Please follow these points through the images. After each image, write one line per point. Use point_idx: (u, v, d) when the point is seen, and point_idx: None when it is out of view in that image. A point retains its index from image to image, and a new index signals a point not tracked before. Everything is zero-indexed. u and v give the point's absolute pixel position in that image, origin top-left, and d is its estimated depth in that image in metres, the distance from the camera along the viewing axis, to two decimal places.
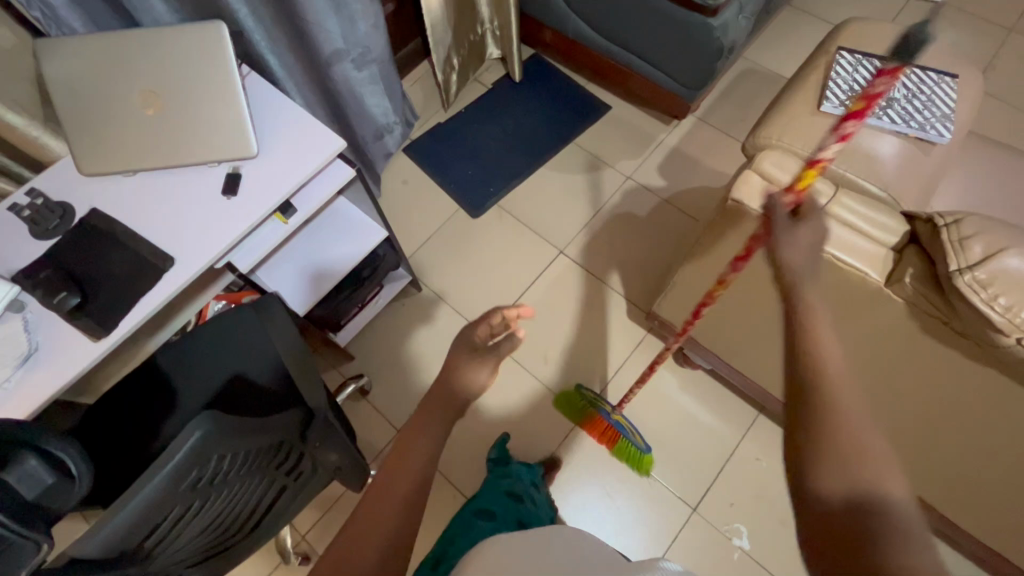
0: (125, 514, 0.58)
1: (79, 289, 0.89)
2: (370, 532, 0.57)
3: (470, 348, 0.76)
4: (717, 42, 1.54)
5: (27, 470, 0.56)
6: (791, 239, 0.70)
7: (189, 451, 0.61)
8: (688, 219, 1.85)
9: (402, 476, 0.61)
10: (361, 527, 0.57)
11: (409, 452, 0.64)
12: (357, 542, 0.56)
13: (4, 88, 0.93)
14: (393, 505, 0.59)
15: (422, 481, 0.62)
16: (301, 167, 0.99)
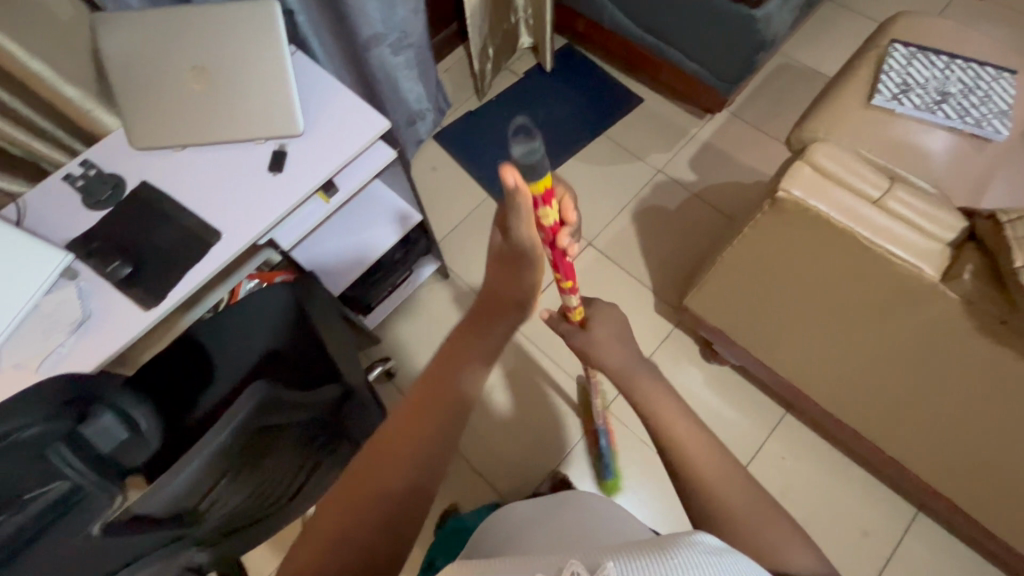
0: (185, 476, 0.59)
1: (131, 260, 0.92)
2: (370, 495, 0.52)
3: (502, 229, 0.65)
4: (759, 35, 1.52)
5: (102, 425, 0.58)
6: (594, 344, 0.72)
7: (246, 415, 0.62)
8: (720, 214, 1.82)
9: (410, 437, 0.56)
10: (360, 489, 0.53)
11: (424, 412, 0.58)
12: (356, 504, 0.51)
13: (63, 61, 0.95)
14: (399, 469, 0.54)
15: (437, 444, 0.56)
16: (346, 147, 1.00)
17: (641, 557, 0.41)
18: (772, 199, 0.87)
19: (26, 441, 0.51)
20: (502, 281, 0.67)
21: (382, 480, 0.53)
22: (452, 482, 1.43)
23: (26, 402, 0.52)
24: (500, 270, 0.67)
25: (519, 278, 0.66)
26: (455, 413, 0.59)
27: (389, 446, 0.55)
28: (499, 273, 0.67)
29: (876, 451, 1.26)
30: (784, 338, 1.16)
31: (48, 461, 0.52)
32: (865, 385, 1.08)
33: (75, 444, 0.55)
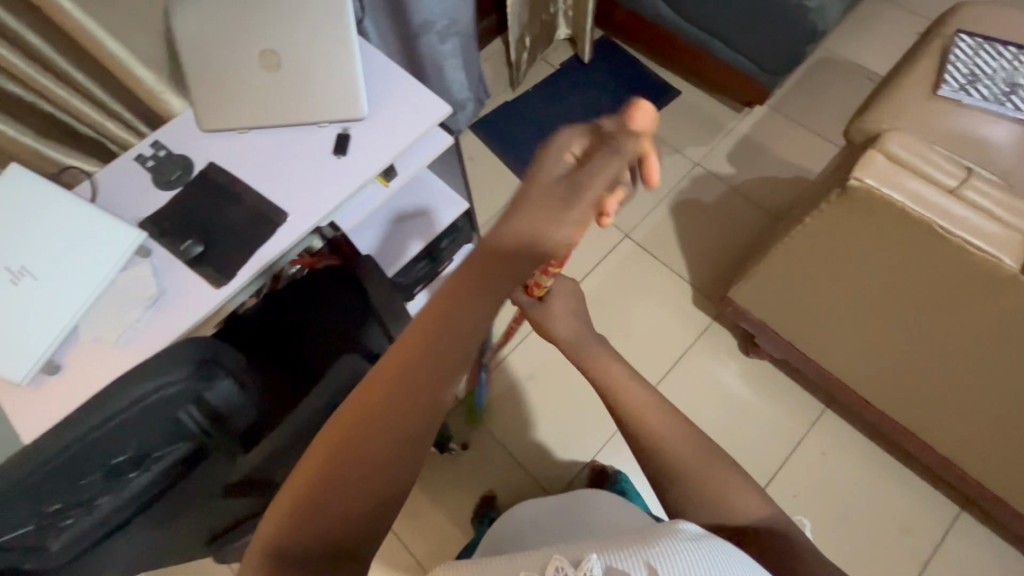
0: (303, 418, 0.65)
1: (202, 238, 0.95)
2: (324, 502, 0.49)
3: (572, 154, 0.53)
4: (809, 25, 1.52)
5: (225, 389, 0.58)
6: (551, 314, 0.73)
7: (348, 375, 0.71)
8: (760, 209, 1.77)
9: (367, 439, 0.49)
10: (314, 493, 0.49)
11: (379, 410, 0.49)
12: (310, 511, 0.48)
13: (137, 43, 0.98)
14: (353, 475, 0.49)
15: (395, 444, 0.50)
16: (409, 131, 1.01)
17: (615, 553, 0.52)
18: (842, 186, 0.87)
19: (162, 403, 0.53)
20: (530, 219, 0.50)
21: (336, 486, 0.49)
22: (490, 467, 1.44)
23: (165, 359, 0.53)
24: (541, 205, 0.50)
25: (549, 218, 0.50)
26: (422, 407, 0.50)
27: (341, 448, 0.49)
28: (518, 211, 0.51)
29: (921, 444, 1.26)
30: (839, 329, 1.15)
31: (180, 422, 0.56)
32: (918, 374, 1.08)
33: (202, 407, 0.57)
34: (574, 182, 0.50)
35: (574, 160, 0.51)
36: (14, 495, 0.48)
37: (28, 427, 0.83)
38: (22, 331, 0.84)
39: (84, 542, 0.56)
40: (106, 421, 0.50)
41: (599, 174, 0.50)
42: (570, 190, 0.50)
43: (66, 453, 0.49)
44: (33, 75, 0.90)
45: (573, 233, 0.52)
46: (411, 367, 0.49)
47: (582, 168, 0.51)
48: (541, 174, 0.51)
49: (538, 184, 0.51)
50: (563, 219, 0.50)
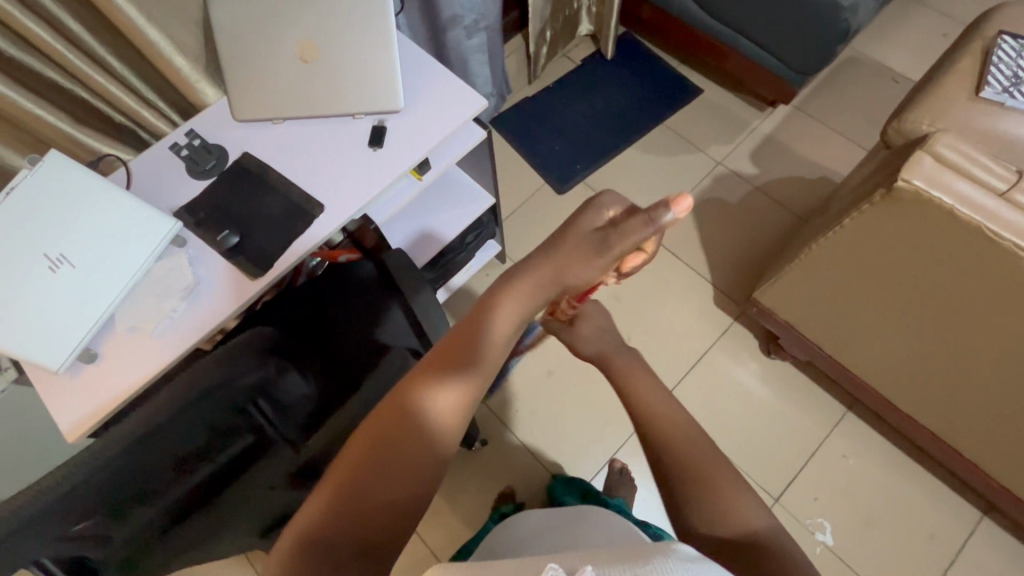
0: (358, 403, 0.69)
1: (238, 228, 0.94)
2: (359, 499, 0.53)
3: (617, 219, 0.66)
4: (842, 24, 1.50)
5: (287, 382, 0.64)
6: (579, 338, 0.75)
7: None
8: (783, 209, 1.76)
9: (400, 440, 0.55)
10: (349, 488, 0.53)
11: (414, 414, 0.57)
12: (346, 504, 0.53)
13: (175, 31, 0.97)
14: (386, 474, 0.54)
15: (424, 448, 0.56)
16: (445, 125, 1.00)
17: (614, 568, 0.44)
18: (887, 188, 0.86)
19: (235, 392, 0.54)
20: (568, 262, 0.65)
21: (370, 483, 0.54)
22: (511, 464, 1.44)
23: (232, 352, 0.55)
24: (578, 251, 0.65)
25: (582, 267, 0.65)
26: (451, 415, 0.58)
27: (378, 446, 0.55)
28: (556, 254, 0.66)
29: (948, 449, 1.25)
30: (872, 331, 1.14)
31: (248, 414, 0.59)
32: (951, 379, 1.07)
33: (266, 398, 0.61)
34: (605, 238, 0.65)
35: (611, 223, 0.66)
36: (82, 497, 0.45)
37: (71, 416, 0.83)
38: (60, 319, 0.84)
39: (146, 537, 0.55)
40: (187, 410, 0.50)
41: (627, 235, 0.64)
42: (601, 243, 0.65)
43: (147, 443, 0.48)
44: (72, 59, 0.90)
45: (594, 274, 0.66)
46: (443, 378, 0.59)
47: (616, 228, 0.65)
48: (578, 229, 0.67)
49: (574, 234, 0.67)
50: (591, 264, 0.65)
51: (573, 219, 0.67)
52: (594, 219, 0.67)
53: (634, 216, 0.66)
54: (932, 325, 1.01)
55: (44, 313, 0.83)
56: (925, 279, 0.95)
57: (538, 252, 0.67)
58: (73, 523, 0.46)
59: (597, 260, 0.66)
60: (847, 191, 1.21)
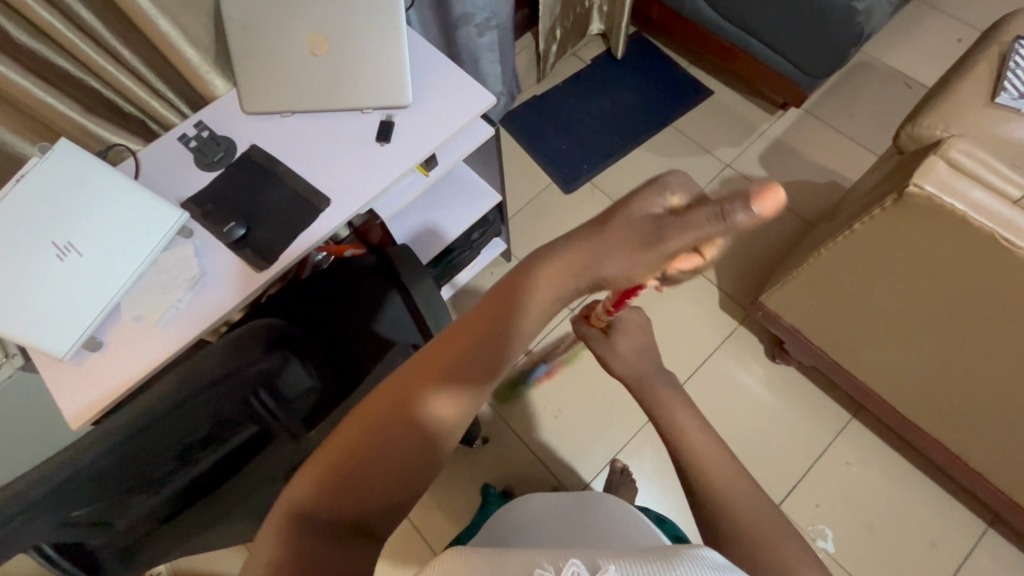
0: None
1: (244, 220, 0.94)
2: (353, 477, 0.51)
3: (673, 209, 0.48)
4: (857, 28, 1.48)
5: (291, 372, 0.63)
6: (614, 352, 0.70)
7: None
8: (790, 213, 1.75)
9: (401, 421, 0.53)
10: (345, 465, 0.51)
11: (419, 395, 0.53)
12: (339, 481, 0.51)
13: (186, 22, 0.98)
14: (383, 455, 0.52)
15: (425, 431, 0.53)
16: (453, 121, 1.00)
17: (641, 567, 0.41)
18: (898, 193, 0.85)
19: (235, 382, 0.52)
20: (607, 252, 0.50)
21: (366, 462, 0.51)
22: (511, 462, 1.43)
23: (237, 343, 0.52)
24: (622, 243, 0.49)
25: (620, 265, 0.50)
26: (456, 401, 0.54)
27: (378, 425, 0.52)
28: (598, 240, 0.51)
29: (953, 458, 1.23)
30: (879, 337, 1.12)
31: (249, 404, 0.57)
32: (959, 388, 1.06)
33: (271, 390, 0.58)
34: (658, 229, 0.47)
35: (672, 211, 0.48)
36: (84, 485, 0.45)
37: (75, 404, 0.83)
38: (66, 306, 0.84)
39: (146, 521, 0.57)
40: (182, 401, 0.48)
41: (687, 230, 0.45)
42: (652, 237, 0.47)
43: (141, 432, 0.47)
44: (83, 49, 0.90)
45: (640, 272, 0.49)
46: (452, 361, 0.54)
47: (675, 219, 0.47)
48: (628, 214, 0.50)
49: (623, 220, 0.50)
50: (633, 260, 0.49)
51: (624, 198, 0.51)
52: (651, 203, 0.49)
53: (704, 206, 0.46)
54: (941, 332, 1.00)
55: (51, 299, 0.84)
56: (935, 285, 0.94)
57: (580, 231, 0.53)
58: (73, 510, 0.47)
59: (644, 257, 0.49)
60: (857, 195, 1.19)
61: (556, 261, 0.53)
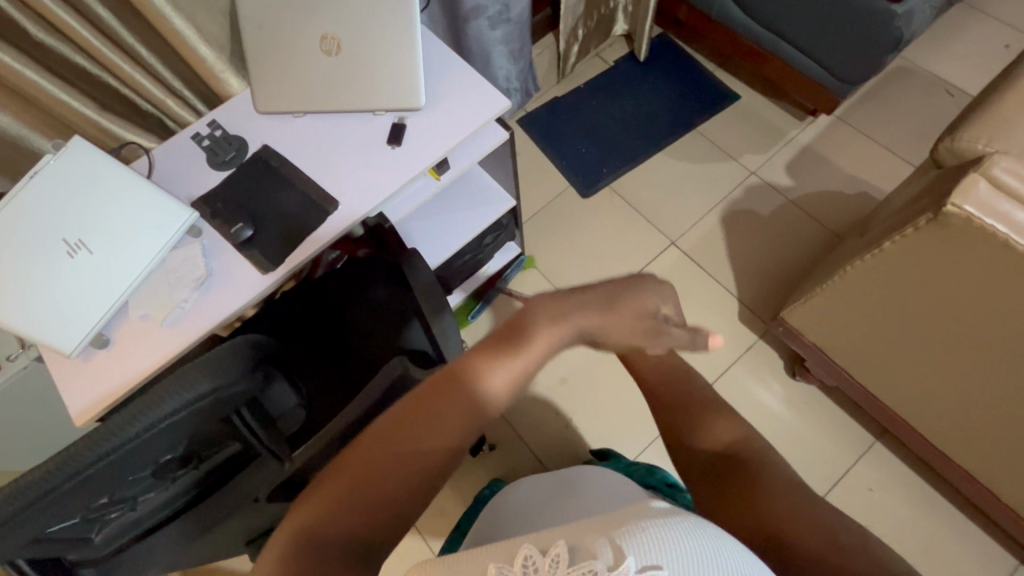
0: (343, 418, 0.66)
1: (251, 221, 0.93)
2: (369, 487, 0.48)
3: (642, 322, 0.60)
4: (896, 33, 1.41)
5: (278, 392, 0.64)
6: None
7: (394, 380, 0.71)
8: (816, 225, 1.68)
9: (423, 437, 0.50)
10: (354, 492, 0.47)
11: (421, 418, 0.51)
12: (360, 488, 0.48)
13: (200, 21, 0.98)
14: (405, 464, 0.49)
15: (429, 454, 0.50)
16: (467, 124, 0.97)
17: (587, 531, 0.43)
18: (935, 212, 0.81)
19: (211, 406, 0.51)
20: (616, 322, 0.59)
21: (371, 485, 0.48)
22: (517, 470, 1.41)
23: (214, 363, 0.51)
24: (625, 327, 0.59)
25: (628, 337, 0.60)
26: (488, 397, 0.53)
27: (404, 431, 0.50)
28: (608, 313, 0.58)
29: (984, 491, 1.17)
30: (908, 360, 1.07)
31: (229, 424, 0.56)
32: (993, 418, 1.00)
33: (253, 410, 0.57)
34: (654, 331, 0.60)
35: (665, 318, 0.61)
36: (61, 501, 0.45)
37: (77, 403, 0.84)
38: (72, 305, 0.85)
39: (127, 532, 0.59)
40: (153, 427, 0.47)
41: (665, 339, 0.61)
42: (652, 332, 0.60)
43: (111, 456, 0.46)
44: (99, 46, 0.90)
45: (625, 346, 0.61)
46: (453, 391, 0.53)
47: (664, 326, 0.60)
48: (642, 301, 0.60)
49: (630, 306, 0.60)
50: (629, 338, 0.60)
51: (629, 294, 0.59)
52: (648, 300, 0.60)
53: (677, 326, 0.61)
54: (977, 359, 0.93)
55: (58, 298, 0.84)
56: (972, 311, 0.88)
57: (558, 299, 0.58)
58: (47, 526, 0.47)
59: (638, 342, 0.60)
60: (888, 210, 1.13)
61: (541, 333, 0.56)
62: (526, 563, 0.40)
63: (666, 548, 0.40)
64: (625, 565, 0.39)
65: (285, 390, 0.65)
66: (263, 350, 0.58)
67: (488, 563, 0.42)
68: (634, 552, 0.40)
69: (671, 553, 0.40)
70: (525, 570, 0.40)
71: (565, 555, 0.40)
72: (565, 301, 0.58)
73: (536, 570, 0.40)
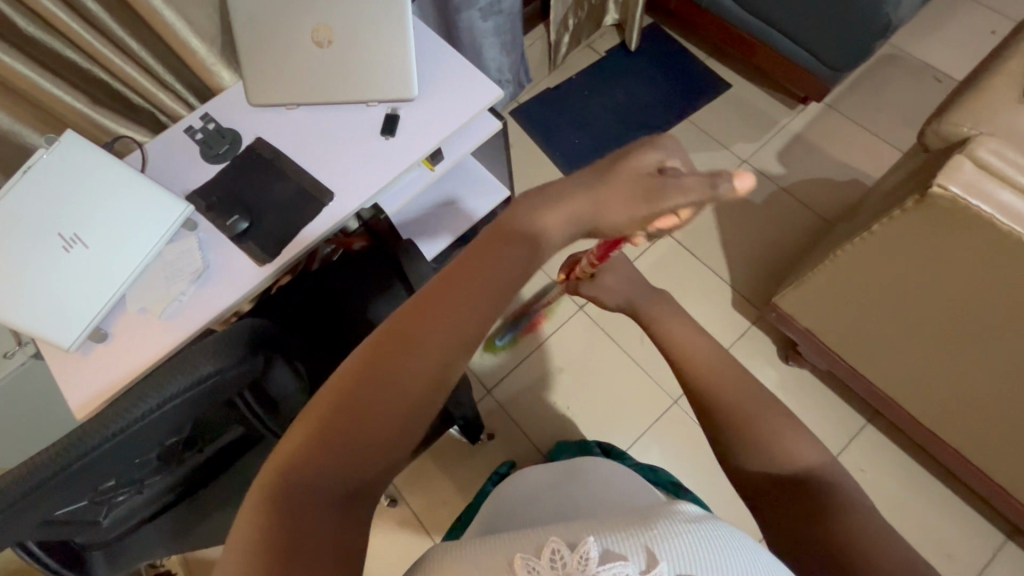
0: None
1: (247, 214, 0.94)
2: (339, 437, 0.46)
3: (641, 184, 0.56)
4: (885, 19, 1.42)
5: (280, 379, 0.60)
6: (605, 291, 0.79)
7: None
8: (807, 212, 1.70)
9: (392, 381, 0.48)
10: (324, 442, 0.46)
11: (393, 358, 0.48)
12: (331, 439, 0.46)
13: (190, 13, 0.97)
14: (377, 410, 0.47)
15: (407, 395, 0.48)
16: (460, 114, 0.98)
17: (616, 531, 0.44)
18: (922, 194, 0.82)
19: (214, 388, 0.51)
20: (609, 202, 0.57)
21: (353, 428, 0.47)
22: (516, 458, 1.42)
23: (217, 346, 0.51)
24: (620, 198, 0.57)
25: (630, 208, 0.56)
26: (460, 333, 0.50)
27: (372, 375, 0.48)
28: (596, 192, 0.58)
29: (973, 469, 1.19)
30: (897, 341, 1.09)
31: (233, 407, 0.57)
32: (980, 396, 1.02)
33: (257, 392, 0.58)
34: (658, 190, 0.55)
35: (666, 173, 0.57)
36: (70, 481, 0.46)
37: (77, 396, 0.84)
38: (70, 299, 0.85)
39: (133, 515, 0.60)
40: (160, 407, 0.48)
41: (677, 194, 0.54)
42: (655, 192, 0.55)
43: (119, 436, 0.47)
44: (89, 40, 0.90)
45: (630, 223, 0.57)
46: (428, 318, 0.50)
47: (668, 180, 0.55)
48: (632, 168, 0.57)
49: (624, 175, 0.57)
50: (630, 208, 0.56)
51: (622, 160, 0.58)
52: (645, 163, 0.58)
53: (686, 174, 0.55)
54: (965, 337, 0.95)
55: (55, 292, 0.85)
56: (959, 291, 0.90)
57: (532, 210, 0.58)
58: (56, 509, 0.48)
59: (644, 209, 0.56)
60: (877, 194, 1.15)
61: (507, 261, 0.54)
62: (554, 557, 0.42)
63: (701, 558, 0.42)
64: (657, 569, 0.41)
65: (287, 374, 0.60)
66: (270, 334, 0.58)
67: (515, 553, 0.43)
68: (667, 558, 0.42)
69: (706, 562, 0.42)
70: (553, 563, 0.42)
71: (594, 553, 0.42)
72: (538, 206, 0.58)
73: (565, 564, 0.42)
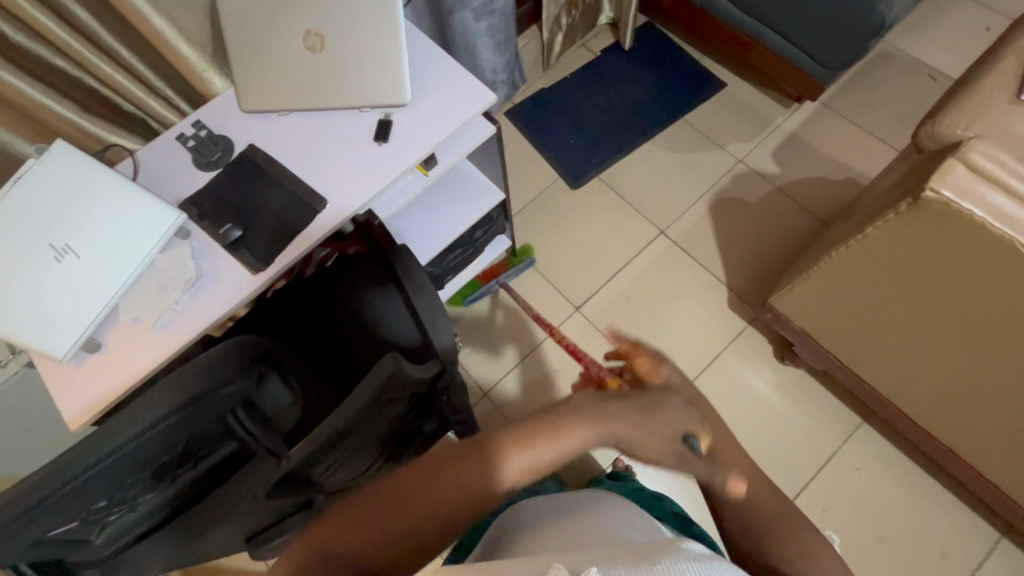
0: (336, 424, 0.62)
1: (240, 222, 0.93)
2: (394, 514, 0.61)
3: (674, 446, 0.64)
4: (878, 18, 1.42)
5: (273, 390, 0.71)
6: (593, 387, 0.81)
7: (388, 379, 0.66)
8: (802, 211, 1.70)
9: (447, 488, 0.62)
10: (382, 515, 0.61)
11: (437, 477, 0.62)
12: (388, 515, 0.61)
13: (181, 19, 0.96)
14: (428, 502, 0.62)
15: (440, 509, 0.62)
16: (453, 119, 0.97)
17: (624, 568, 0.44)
18: (914, 198, 0.82)
19: (205, 407, 0.51)
20: (647, 438, 0.63)
21: (406, 511, 0.61)
22: None
23: (204, 367, 0.52)
24: (658, 443, 0.63)
25: (658, 454, 0.64)
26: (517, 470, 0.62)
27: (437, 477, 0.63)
28: (642, 426, 0.63)
29: (966, 467, 1.20)
30: (890, 342, 1.09)
31: (225, 424, 0.57)
32: (973, 395, 1.03)
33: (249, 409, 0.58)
34: (684, 457, 0.64)
35: (698, 446, 0.65)
36: (60, 503, 0.46)
37: (72, 407, 0.84)
38: (63, 310, 0.85)
39: (129, 532, 0.59)
40: (151, 428, 0.48)
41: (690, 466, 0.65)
42: (681, 455, 0.64)
43: (111, 458, 0.47)
44: (79, 49, 0.90)
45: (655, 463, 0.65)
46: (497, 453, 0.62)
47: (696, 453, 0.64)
48: (670, 423, 0.64)
49: (664, 424, 0.64)
50: (657, 453, 0.64)
51: (666, 410, 0.64)
52: (680, 424, 0.64)
53: (703, 459, 0.66)
54: (957, 338, 0.96)
55: (48, 302, 0.84)
56: (950, 294, 0.90)
57: (592, 402, 0.64)
58: (48, 529, 0.48)
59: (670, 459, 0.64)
60: (871, 194, 1.15)
61: (559, 438, 0.62)
62: None
63: None
64: None
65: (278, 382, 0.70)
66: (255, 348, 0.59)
67: None
68: None
69: None
70: None
71: None
72: (595, 405, 0.64)
73: None
